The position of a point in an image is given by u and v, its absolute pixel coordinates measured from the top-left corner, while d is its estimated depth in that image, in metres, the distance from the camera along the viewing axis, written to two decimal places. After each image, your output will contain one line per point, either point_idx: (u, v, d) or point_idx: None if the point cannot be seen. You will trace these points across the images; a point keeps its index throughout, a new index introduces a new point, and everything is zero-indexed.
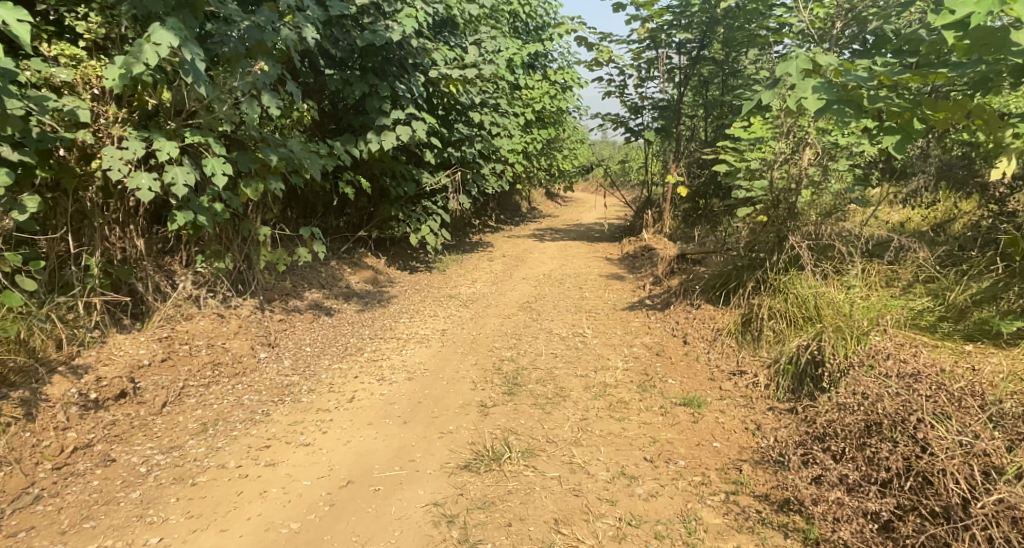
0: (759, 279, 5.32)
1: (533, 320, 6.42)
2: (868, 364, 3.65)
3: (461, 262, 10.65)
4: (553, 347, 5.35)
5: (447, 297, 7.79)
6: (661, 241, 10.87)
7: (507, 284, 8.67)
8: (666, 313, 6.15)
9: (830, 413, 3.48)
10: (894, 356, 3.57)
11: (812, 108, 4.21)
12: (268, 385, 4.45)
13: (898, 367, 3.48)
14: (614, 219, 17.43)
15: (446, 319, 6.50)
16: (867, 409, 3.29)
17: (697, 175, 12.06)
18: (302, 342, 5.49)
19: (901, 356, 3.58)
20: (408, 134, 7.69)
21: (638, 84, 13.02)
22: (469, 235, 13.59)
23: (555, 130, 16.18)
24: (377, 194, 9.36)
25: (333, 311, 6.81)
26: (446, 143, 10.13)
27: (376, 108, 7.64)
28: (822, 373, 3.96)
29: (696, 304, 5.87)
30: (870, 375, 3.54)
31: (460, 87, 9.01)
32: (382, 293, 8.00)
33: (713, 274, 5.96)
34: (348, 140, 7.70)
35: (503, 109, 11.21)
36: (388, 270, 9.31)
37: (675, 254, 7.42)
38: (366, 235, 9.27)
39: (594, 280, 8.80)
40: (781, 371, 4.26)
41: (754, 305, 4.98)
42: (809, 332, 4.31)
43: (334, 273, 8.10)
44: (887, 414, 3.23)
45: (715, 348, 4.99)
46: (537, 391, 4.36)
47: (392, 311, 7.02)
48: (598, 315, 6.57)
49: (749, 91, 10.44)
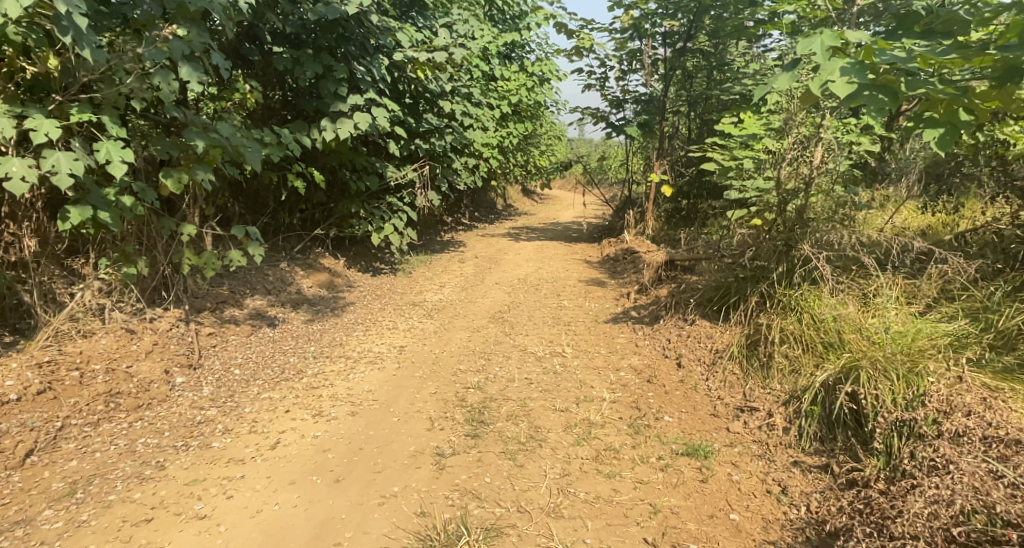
0: (764, 293, 4.61)
1: (505, 335, 5.64)
2: (938, 421, 3.06)
3: (430, 264, 9.84)
4: (528, 371, 4.58)
5: (409, 305, 6.98)
6: (644, 244, 10.18)
7: (478, 290, 7.89)
8: (655, 329, 5.43)
9: (907, 497, 2.87)
10: (977, 415, 2.99)
11: (842, 94, 3.40)
12: (172, 422, 3.64)
13: (991, 434, 2.92)
14: (593, 218, 16.70)
15: (406, 333, 5.69)
16: (970, 497, 2.70)
17: (682, 173, 11.38)
18: (230, 364, 4.67)
19: (982, 414, 3.00)
20: (368, 122, 6.88)
21: (620, 76, 12.32)
22: (439, 234, 12.78)
23: (532, 124, 15.44)
24: (336, 188, 8.57)
25: (278, 323, 5.99)
26: (413, 134, 9.32)
27: (332, 93, 6.83)
28: (864, 425, 3.30)
29: (689, 319, 5.15)
30: (951, 439, 2.98)
31: (428, 72, 8.22)
32: (337, 300, 7.19)
33: (709, 286, 5.23)
34: (300, 128, 6.88)
35: (476, 100, 10.41)
36: (346, 273, 8.48)
37: (663, 260, 6.71)
38: (323, 233, 8.48)
39: (573, 287, 8.06)
40: (804, 413, 3.57)
41: (759, 324, 4.27)
42: (834, 364, 3.62)
43: (283, 277, 7.27)
44: (1000, 510, 2.64)
45: (714, 375, 4.28)
46: (507, 432, 3.60)
47: (346, 322, 6.21)
48: (579, 329, 5.82)
49: (738, 84, 9.79)
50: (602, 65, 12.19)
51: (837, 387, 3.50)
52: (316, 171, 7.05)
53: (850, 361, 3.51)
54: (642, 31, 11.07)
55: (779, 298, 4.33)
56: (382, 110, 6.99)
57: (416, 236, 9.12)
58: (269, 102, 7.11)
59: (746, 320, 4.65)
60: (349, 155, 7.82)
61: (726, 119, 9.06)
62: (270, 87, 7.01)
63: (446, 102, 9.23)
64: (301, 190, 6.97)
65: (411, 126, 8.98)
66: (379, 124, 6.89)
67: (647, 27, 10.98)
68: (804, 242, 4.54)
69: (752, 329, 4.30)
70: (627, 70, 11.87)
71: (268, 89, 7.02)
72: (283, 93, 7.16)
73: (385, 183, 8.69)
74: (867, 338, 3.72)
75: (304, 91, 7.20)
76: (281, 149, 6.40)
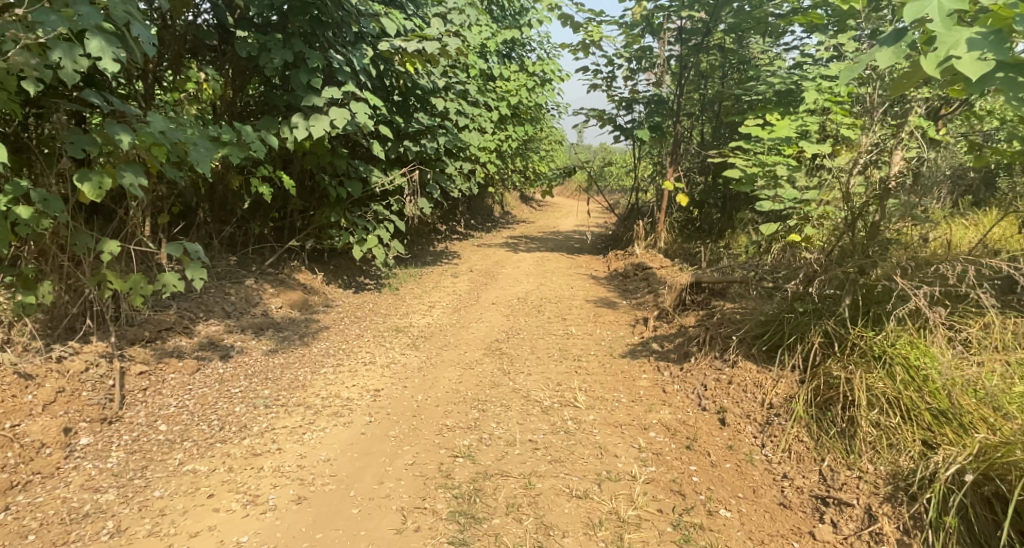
0: (830, 331, 3.70)
1: (505, 375, 4.68)
2: None
3: (420, 279, 8.89)
4: (533, 429, 3.63)
5: (392, 331, 6.03)
6: (657, 259, 9.25)
7: (473, 312, 6.96)
8: (685, 369, 4.49)
9: None
10: None
11: (972, 75, 2.45)
12: (44, 518, 2.85)
13: None
14: (597, 227, 15.79)
15: (386, 370, 4.75)
16: None
17: (697, 181, 10.51)
18: (156, 418, 3.73)
19: None
20: (346, 119, 5.92)
21: (628, 75, 11.42)
22: (432, 245, 11.88)
23: (533, 127, 14.56)
24: (314, 193, 7.67)
25: (233, 356, 5.03)
26: (401, 135, 8.41)
27: (306, 85, 5.90)
28: None
29: (729, 360, 4.22)
30: None
31: (418, 64, 7.30)
32: (309, 324, 6.25)
33: (754, 320, 4.29)
34: (269, 125, 5.94)
35: (473, 99, 9.51)
36: (325, 291, 7.55)
37: (688, 283, 5.79)
38: (299, 245, 7.56)
39: (580, 308, 7.15)
40: (934, 524, 2.75)
41: (831, 370, 3.50)
42: (973, 451, 2.81)
43: (247, 297, 6.32)
44: None
45: (774, 441, 3.44)
46: (506, 538, 2.80)
47: (316, 354, 5.25)
48: (591, 367, 4.88)
49: (761, 83, 8.88)
50: (609, 64, 11.32)
51: (984, 489, 2.71)
52: (287, 175, 6.11)
53: (1005, 451, 2.72)
54: (657, 29, 10.20)
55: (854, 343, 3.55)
56: (364, 105, 6.05)
57: (404, 248, 8.19)
58: (234, 97, 6.21)
59: (805, 368, 3.78)
60: (327, 157, 6.89)
61: (750, 121, 8.16)
62: (236, 79, 6.10)
63: (439, 99, 8.30)
64: (269, 197, 6.02)
65: (399, 125, 8.06)
66: (361, 122, 5.96)
67: (660, 23, 10.12)
68: (887, 275, 3.72)
69: (822, 380, 3.49)
70: (636, 70, 10.99)
71: (233, 82, 6.12)
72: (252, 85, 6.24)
73: (369, 188, 7.77)
74: (1000, 410, 2.95)
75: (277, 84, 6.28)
76: (243, 149, 5.47)
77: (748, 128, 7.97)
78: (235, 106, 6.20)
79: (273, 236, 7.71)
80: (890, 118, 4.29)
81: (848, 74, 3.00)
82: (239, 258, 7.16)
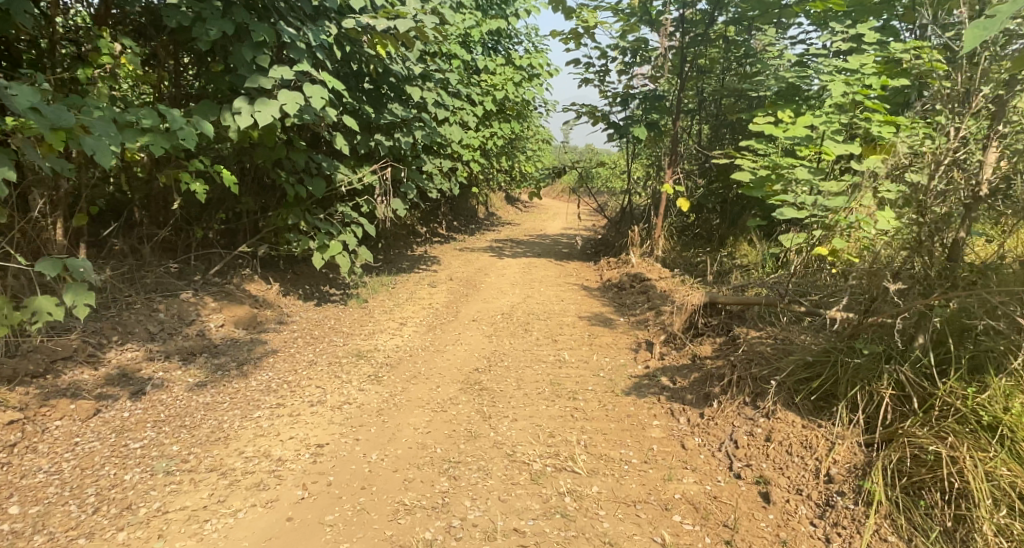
0: (903, 383, 3.26)
1: (485, 420, 3.80)
2: None
3: (393, 289, 7.97)
4: (520, 511, 2.94)
5: (351, 357, 5.10)
6: (654, 269, 8.43)
7: (451, 330, 6.08)
8: (706, 417, 3.71)
9: None
10: None
11: None
12: None
13: None
14: (588, 230, 14.91)
15: (340, 413, 3.85)
16: None
17: (697, 184, 9.68)
18: (12, 491, 2.91)
19: None
20: (298, 105, 5.02)
21: (622, 69, 10.57)
22: (409, 250, 10.99)
23: (519, 124, 13.68)
24: (271, 192, 6.79)
25: (149, 392, 4.14)
26: (372, 127, 7.50)
27: (251, 64, 5.02)
28: None
29: (763, 409, 3.54)
30: None
31: (389, 46, 6.39)
32: (253, 346, 5.35)
33: (796, 361, 3.65)
34: (207, 111, 5.05)
35: (454, 90, 8.61)
36: (280, 305, 6.63)
37: (700, 304, 4.96)
38: (250, 251, 6.66)
39: (571, 327, 6.30)
40: None
41: (917, 436, 3.07)
42: None
43: (180, 314, 5.42)
44: None
45: (837, 530, 2.94)
46: None
47: (253, 388, 4.34)
48: (588, 409, 4.02)
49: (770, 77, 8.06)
50: (602, 57, 10.47)
51: None
52: (227, 170, 5.19)
53: None
54: (655, 21, 9.36)
55: (929, 403, 3.19)
56: (322, 88, 5.14)
57: (373, 256, 7.18)
58: (167, 81, 5.31)
59: (864, 423, 3.31)
60: (281, 150, 6.00)
61: (760, 119, 7.32)
62: (170, 59, 5.21)
63: (414, 87, 7.38)
64: (205, 195, 5.08)
65: (369, 116, 7.14)
66: (318, 107, 5.06)
67: (657, 14, 9.28)
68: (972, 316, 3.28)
69: (907, 451, 3.05)
70: (631, 64, 10.13)
71: (166, 62, 5.22)
72: (191, 65, 5.35)
73: (333, 185, 6.87)
74: None
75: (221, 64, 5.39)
76: (167, 138, 4.59)
77: (760, 126, 7.11)
78: (170, 90, 5.29)
79: (223, 240, 6.86)
80: (970, 108, 3.44)
81: (979, 38, 1.97)
82: (179, 266, 6.29)
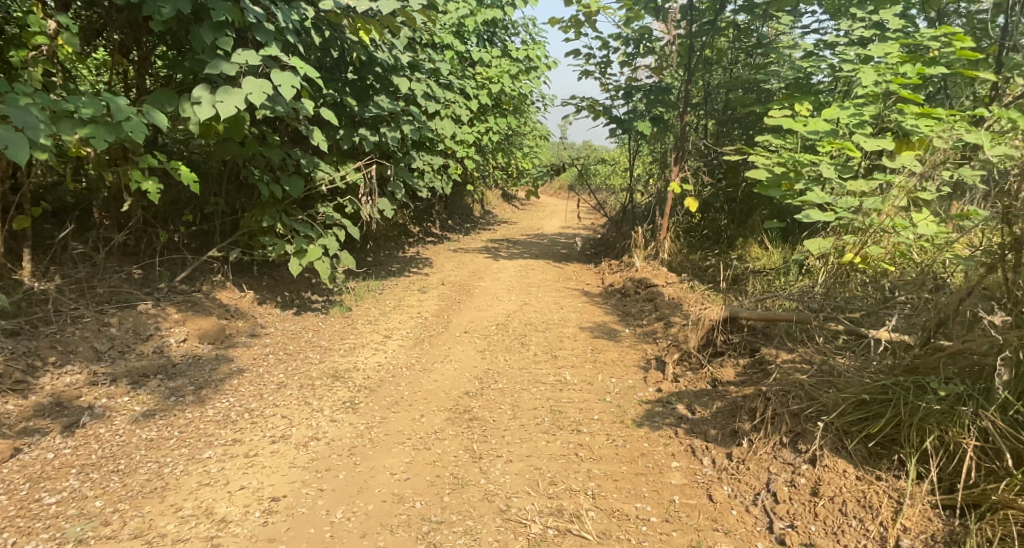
0: (988, 439, 2.98)
1: (475, 462, 3.31)
2: None
3: (379, 296, 7.41)
4: None
5: (325, 379, 4.51)
6: (660, 274, 7.89)
7: (441, 345, 5.52)
8: (737, 458, 3.37)
9: None
10: None
11: None
12: None
13: None
14: (588, 229, 14.34)
15: (304, 454, 3.30)
16: None
17: (706, 182, 9.12)
18: None
19: None
20: (265, 95, 4.46)
21: (625, 60, 9.99)
22: (400, 252, 10.43)
23: (516, 118, 13.10)
24: (244, 190, 6.24)
25: (85, 424, 3.63)
26: (357, 121, 6.93)
27: (213, 49, 4.52)
28: None
29: (804, 454, 3.25)
30: None
31: (372, 31, 5.81)
32: (217, 365, 4.80)
33: (852, 403, 3.35)
34: (164, 101, 4.55)
35: (447, 82, 8.03)
36: (253, 314, 6.06)
37: (719, 319, 4.39)
38: (221, 255, 6.10)
39: (573, 341, 5.75)
40: None
41: (1021, 509, 2.77)
42: None
43: (135, 329, 4.85)
44: None
45: None
46: None
47: (207, 418, 3.79)
48: (595, 447, 3.48)
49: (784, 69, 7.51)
50: (603, 47, 9.90)
51: None
52: (185, 166, 4.63)
53: None
54: (660, 9, 8.80)
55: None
56: (292, 76, 4.57)
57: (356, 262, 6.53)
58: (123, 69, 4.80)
59: (937, 481, 3.03)
60: (252, 147, 5.46)
61: (776, 113, 6.76)
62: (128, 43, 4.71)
63: (402, 77, 6.82)
64: (158, 195, 4.52)
65: (353, 109, 6.57)
66: (287, 97, 4.49)
67: (662, 2, 8.71)
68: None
69: (1012, 527, 2.75)
70: (635, 55, 9.57)
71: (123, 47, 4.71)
72: (151, 51, 4.83)
73: (313, 184, 6.33)
74: None
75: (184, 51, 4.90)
76: (112, 132, 4.05)
77: (777, 120, 6.56)
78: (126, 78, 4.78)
79: (195, 243, 6.33)
80: None
81: None
82: (143, 272, 5.76)
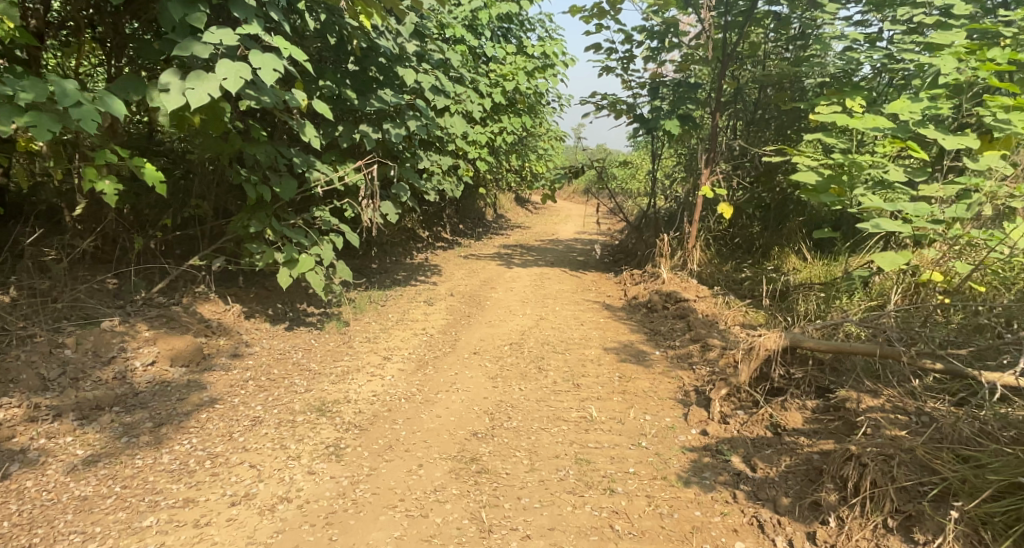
0: None
1: (484, 538, 2.79)
2: None
3: (382, 309, 6.77)
4: None
5: (309, 414, 3.84)
6: (691, 287, 7.19)
7: (448, 369, 4.87)
8: (824, 543, 2.77)
9: None
10: None
11: None
12: None
13: None
14: (606, 235, 13.66)
15: (268, 526, 2.80)
16: None
17: (740, 187, 8.45)
18: None
19: None
20: (241, 82, 3.79)
21: (649, 54, 9.30)
22: (407, 259, 9.80)
23: (532, 118, 12.45)
24: (228, 191, 5.61)
25: (10, 475, 3.01)
26: (358, 117, 6.30)
27: (186, 27, 3.91)
28: None
29: (923, 546, 2.67)
30: None
31: (375, 15, 5.18)
32: (189, 392, 4.16)
33: (1006, 485, 2.69)
34: (130, 87, 3.93)
35: (457, 75, 7.36)
36: (238, 331, 5.40)
37: (778, 349, 3.69)
38: (204, 264, 5.47)
39: (597, 366, 5.08)
40: None
41: None
42: None
43: (94, 350, 4.22)
44: None
45: None
46: None
47: (160, 468, 3.13)
48: (634, 518, 2.93)
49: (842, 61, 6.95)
50: (626, 41, 9.23)
51: None
52: (150, 163, 3.98)
53: None
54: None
55: None
56: (273, 58, 3.90)
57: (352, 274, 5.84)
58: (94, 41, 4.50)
59: None
60: (236, 144, 4.84)
61: (824, 109, 6.06)
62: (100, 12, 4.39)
63: (408, 68, 6.16)
64: (117, 197, 3.88)
65: (353, 103, 5.94)
66: (267, 83, 3.82)
67: None
68: None
69: None
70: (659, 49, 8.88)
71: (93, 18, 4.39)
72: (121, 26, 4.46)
73: (307, 186, 5.70)
74: None
75: (161, 33, 4.35)
76: (58, 120, 3.40)
77: (828, 117, 5.85)
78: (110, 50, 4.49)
79: (178, 250, 5.72)
80: None
81: None
82: (117, 283, 5.17)
